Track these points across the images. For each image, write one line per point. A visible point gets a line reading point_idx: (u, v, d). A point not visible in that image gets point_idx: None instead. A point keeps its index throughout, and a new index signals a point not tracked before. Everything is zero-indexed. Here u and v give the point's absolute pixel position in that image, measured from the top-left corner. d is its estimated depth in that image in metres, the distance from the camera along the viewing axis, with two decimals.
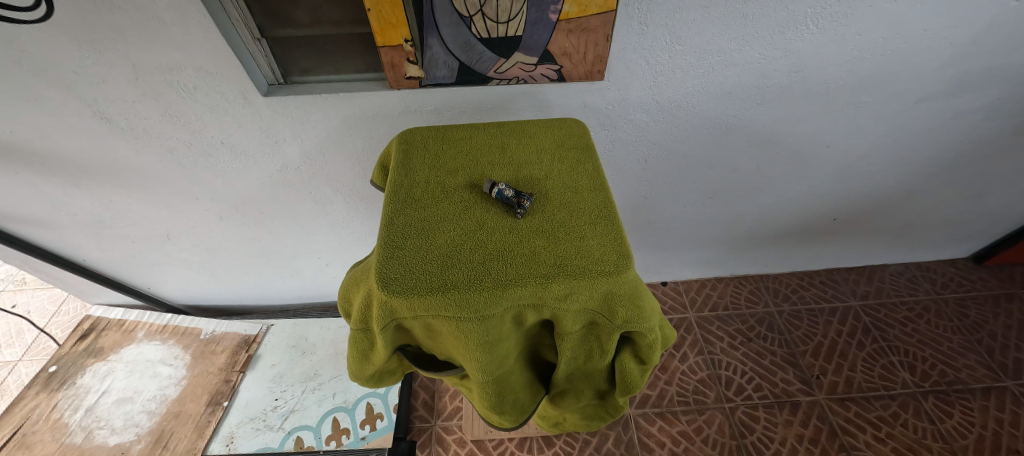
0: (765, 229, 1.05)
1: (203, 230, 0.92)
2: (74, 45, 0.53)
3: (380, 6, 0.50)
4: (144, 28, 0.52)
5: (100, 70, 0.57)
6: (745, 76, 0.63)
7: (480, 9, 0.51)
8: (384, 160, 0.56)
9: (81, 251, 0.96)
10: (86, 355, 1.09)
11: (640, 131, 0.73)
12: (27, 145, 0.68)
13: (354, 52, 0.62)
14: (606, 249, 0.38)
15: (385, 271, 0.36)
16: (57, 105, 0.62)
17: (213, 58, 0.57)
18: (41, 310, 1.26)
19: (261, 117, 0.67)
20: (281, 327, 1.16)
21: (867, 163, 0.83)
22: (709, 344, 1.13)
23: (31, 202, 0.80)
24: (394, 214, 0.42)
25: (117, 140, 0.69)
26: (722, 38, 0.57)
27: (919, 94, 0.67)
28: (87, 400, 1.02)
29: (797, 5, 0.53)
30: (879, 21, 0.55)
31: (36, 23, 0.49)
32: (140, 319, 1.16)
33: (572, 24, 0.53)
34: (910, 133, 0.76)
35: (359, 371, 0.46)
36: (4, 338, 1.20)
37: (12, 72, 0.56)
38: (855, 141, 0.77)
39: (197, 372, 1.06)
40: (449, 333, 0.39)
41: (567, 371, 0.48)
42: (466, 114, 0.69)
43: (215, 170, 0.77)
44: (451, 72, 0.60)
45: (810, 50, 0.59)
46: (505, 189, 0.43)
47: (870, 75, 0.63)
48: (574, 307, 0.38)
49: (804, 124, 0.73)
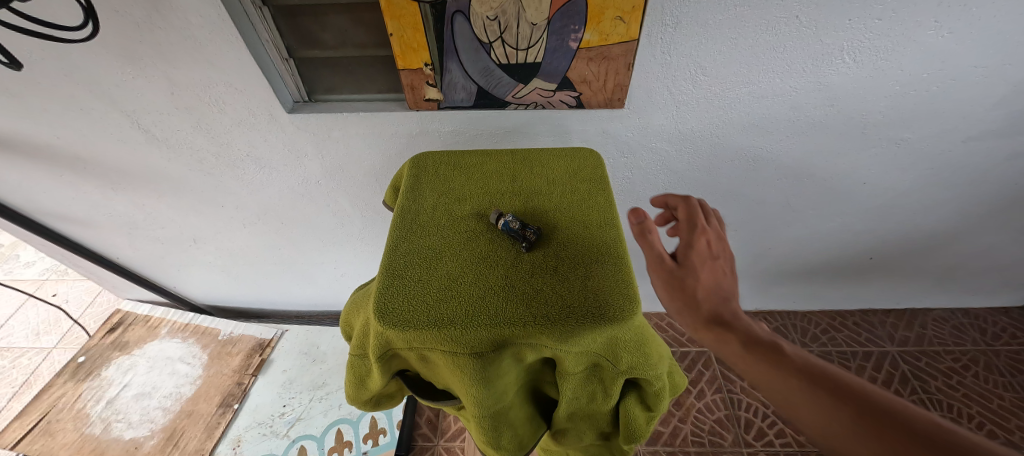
0: (794, 264, 0.99)
1: (227, 235, 0.96)
2: (118, 60, 0.57)
3: (402, 30, 0.52)
4: (181, 45, 0.55)
5: (139, 83, 0.61)
6: (775, 109, 0.60)
7: (500, 36, 0.51)
8: (396, 183, 0.56)
9: (115, 249, 1.01)
10: (112, 348, 1.14)
11: (661, 160, 0.70)
12: (73, 149, 0.73)
13: (377, 74, 0.64)
14: (613, 291, 0.36)
15: (384, 301, 0.35)
16: (100, 114, 0.66)
17: (243, 76, 0.60)
18: (78, 300, 1.34)
19: (286, 132, 0.69)
20: (295, 332, 1.18)
21: (910, 201, 0.77)
22: (729, 382, 1.07)
23: (72, 200, 0.85)
24: (399, 240, 0.42)
25: (152, 149, 0.73)
26: (750, 69, 0.55)
27: (969, 133, 0.62)
28: (109, 392, 1.06)
29: (831, 38, 0.50)
30: (923, 55, 0.51)
31: (77, 41, 0.53)
32: (165, 316, 1.20)
33: (592, 52, 0.53)
34: (958, 173, 0.70)
35: (356, 396, 0.45)
36: (43, 326, 1.28)
37: (64, 83, 0.61)
38: (896, 178, 0.72)
39: (212, 373, 1.09)
40: (446, 367, 0.37)
41: (568, 411, 0.45)
42: (482, 137, 0.69)
43: (240, 180, 0.80)
44: (470, 95, 0.61)
45: (845, 84, 0.56)
46: (512, 220, 0.42)
47: (913, 111, 0.59)
48: (576, 350, 0.36)
49: (839, 159, 0.68)
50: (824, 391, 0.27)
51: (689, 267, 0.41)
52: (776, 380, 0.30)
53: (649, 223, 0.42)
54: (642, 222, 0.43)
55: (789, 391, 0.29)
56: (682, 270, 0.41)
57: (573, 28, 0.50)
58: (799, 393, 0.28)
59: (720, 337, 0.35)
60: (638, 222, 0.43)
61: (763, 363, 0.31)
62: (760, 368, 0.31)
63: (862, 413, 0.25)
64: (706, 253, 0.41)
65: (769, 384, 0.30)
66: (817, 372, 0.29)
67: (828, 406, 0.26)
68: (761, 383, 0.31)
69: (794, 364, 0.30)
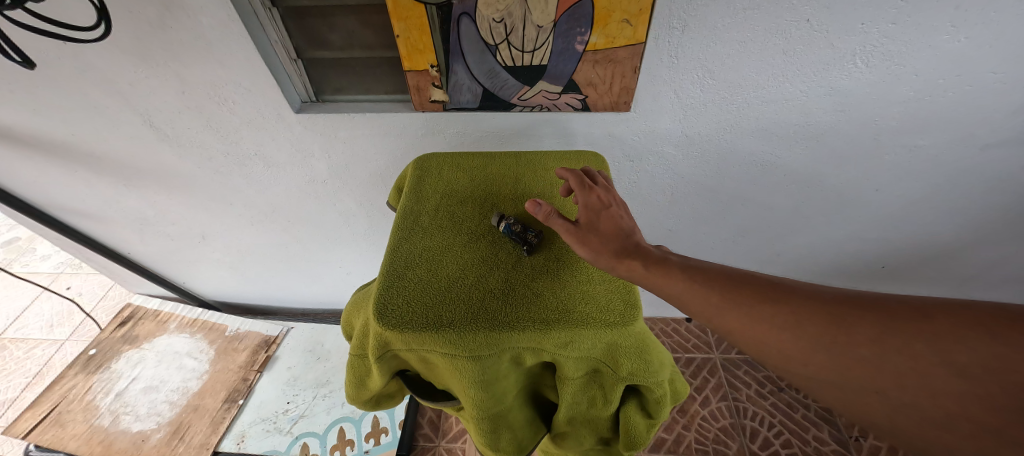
0: (804, 271, 0.97)
1: (235, 232, 0.97)
2: (132, 59, 0.59)
3: (409, 32, 0.52)
4: (193, 45, 0.57)
5: (151, 82, 0.62)
6: (783, 113, 0.59)
7: (506, 38, 0.51)
8: (399, 183, 0.56)
9: (127, 244, 1.03)
10: (122, 341, 1.16)
11: (668, 164, 0.70)
12: (87, 146, 0.74)
13: (383, 75, 0.64)
14: (614, 296, 0.36)
15: (384, 301, 0.35)
16: (114, 112, 0.67)
17: (252, 76, 0.61)
18: (91, 293, 1.37)
19: (294, 132, 0.70)
20: (300, 330, 1.19)
21: (925, 209, 0.75)
22: (734, 390, 1.05)
23: (87, 196, 0.87)
24: (401, 241, 0.42)
25: (163, 147, 0.74)
26: (759, 73, 0.54)
27: (987, 141, 0.61)
28: (118, 385, 1.08)
29: (843, 42, 0.49)
30: (939, 60, 0.50)
31: (89, 42, 0.54)
32: (174, 311, 1.22)
33: (598, 55, 0.52)
34: (976, 182, 0.68)
35: (356, 396, 0.45)
36: (57, 318, 1.31)
37: (79, 82, 0.62)
38: (910, 186, 0.70)
39: (218, 368, 1.11)
40: (445, 368, 0.37)
41: (567, 417, 0.44)
42: (487, 138, 0.69)
43: (248, 178, 0.81)
44: (475, 97, 0.60)
45: (857, 88, 0.55)
46: (513, 223, 0.42)
47: (928, 117, 0.58)
48: (576, 355, 0.36)
49: (850, 166, 0.67)
50: (765, 300, 0.30)
51: (589, 224, 0.38)
52: (727, 309, 0.31)
53: (551, 206, 0.39)
54: (542, 205, 0.39)
55: (742, 317, 0.30)
56: (593, 229, 0.38)
57: (579, 31, 0.50)
58: (750, 314, 0.30)
59: (663, 285, 0.33)
60: (539, 208, 0.39)
61: (711, 294, 0.31)
62: (709, 302, 0.31)
63: (804, 309, 0.28)
64: (604, 210, 0.39)
65: (722, 316, 0.31)
66: (746, 284, 0.31)
67: (778, 315, 0.29)
68: (711, 316, 0.32)
69: (732, 287, 0.31)
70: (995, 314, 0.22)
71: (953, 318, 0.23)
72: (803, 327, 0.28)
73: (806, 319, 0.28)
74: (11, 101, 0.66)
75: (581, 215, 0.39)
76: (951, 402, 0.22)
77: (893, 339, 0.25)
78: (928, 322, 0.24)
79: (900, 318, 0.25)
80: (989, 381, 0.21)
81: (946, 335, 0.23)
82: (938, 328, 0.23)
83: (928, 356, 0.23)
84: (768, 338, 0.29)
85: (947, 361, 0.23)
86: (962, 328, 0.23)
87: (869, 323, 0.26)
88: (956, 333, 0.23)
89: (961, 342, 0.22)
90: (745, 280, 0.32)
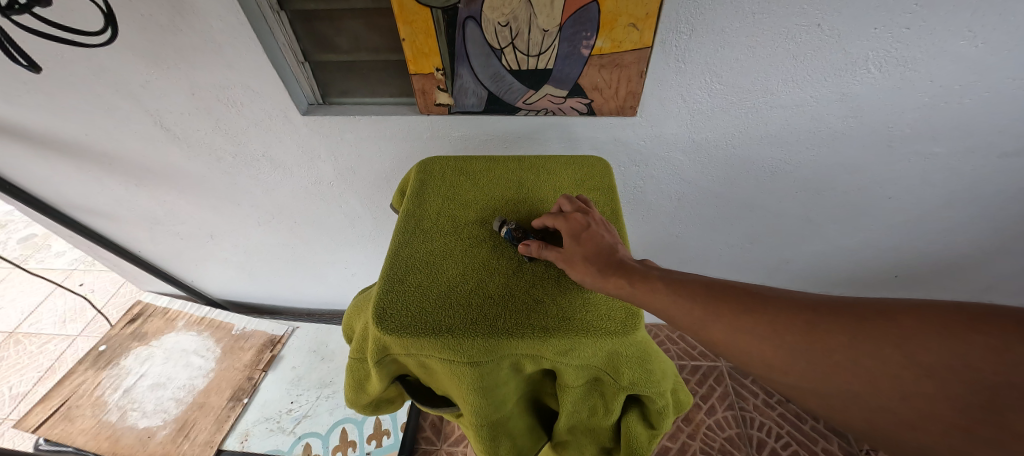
0: (814, 280, 0.95)
1: (242, 232, 0.98)
2: (143, 61, 0.60)
3: (414, 35, 0.52)
4: (202, 48, 0.57)
5: (162, 84, 0.63)
6: (793, 119, 0.58)
7: (511, 42, 0.51)
8: (402, 186, 0.56)
9: (137, 243, 1.05)
10: (131, 338, 1.18)
11: (674, 169, 0.69)
12: (100, 146, 0.76)
13: (389, 78, 0.64)
14: (615, 303, 0.36)
15: (383, 305, 0.35)
16: (126, 113, 0.69)
17: (260, 78, 0.62)
18: (103, 290, 1.40)
19: (300, 134, 0.71)
20: (305, 330, 1.20)
21: (940, 218, 0.73)
22: (741, 400, 1.03)
23: (99, 195, 0.89)
24: (402, 244, 0.42)
25: (173, 148, 0.75)
26: (767, 78, 0.53)
27: (1006, 149, 0.59)
28: (127, 381, 1.10)
29: (854, 47, 0.48)
30: (955, 65, 0.49)
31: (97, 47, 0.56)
32: (182, 308, 1.24)
33: (605, 59, 0.52)
34: (994, 191, 0.66)
35: (355, 399, 0.44)
36: (70, 313, 1.34)
37: (92, 83, 0.63)
38: (924, 194, 0.68)
39: (224, 366, 1.12)
40: (443, 374, 0.37)
41: (568, 425, 0.44)
42: (492, 142, 0.69)
43: (255, 179, 0.82)
44: (480, 100, 0.60)
45: (870, 94, 0.54)
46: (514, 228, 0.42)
47: (945, 124, 0.56)
48: (576, 363, 0.35)
49: (862, 173, 0.66)
50: (738, 306, 0.28)
51: (576, 247, 0.37)
52: (702, 320, 0.29)
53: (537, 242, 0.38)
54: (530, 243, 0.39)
55: (718, 328, 0.28)
56: (582, 248, 0.37)
57: (585, 35, 0.50)
58: (726, 325, 0.28)
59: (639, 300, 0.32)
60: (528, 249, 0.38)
61: (686, 307, 0.30)
62: (685, 314, 0.30)
63: (778, 316, 0.27)
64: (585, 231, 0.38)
65: (700, 327, 0.29)
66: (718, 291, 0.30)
67: (753, 325, 0.27)
68: (690, 326, 0.30)
69: (706, 296, 0.30)
70: (956, 311, 0.21)
71: (919, 319, 0.22)
72: (780, 336, 0.26)
73: (781, 327, 0.26)
74: (27, 102, 0.67)
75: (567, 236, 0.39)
76: (924, 405, 0.21)
77: (865, 345, 0.23)
78: (895, 324, 0.23)
79: (870, 321, 0.24)
80: (955, 382, 0.20)
81: (913, 337, 0.22)
82: (905, 330, 0.22)
83: (899, 359, 0.22)
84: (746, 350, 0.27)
85: (916, 365, 0.21)
86: (926, 329, 0.22)
87: (841, 328, 0.24)
88: (922, 335, 0.22)
89: (928, 345, 0.21)
90: (717, 288, 0.30)
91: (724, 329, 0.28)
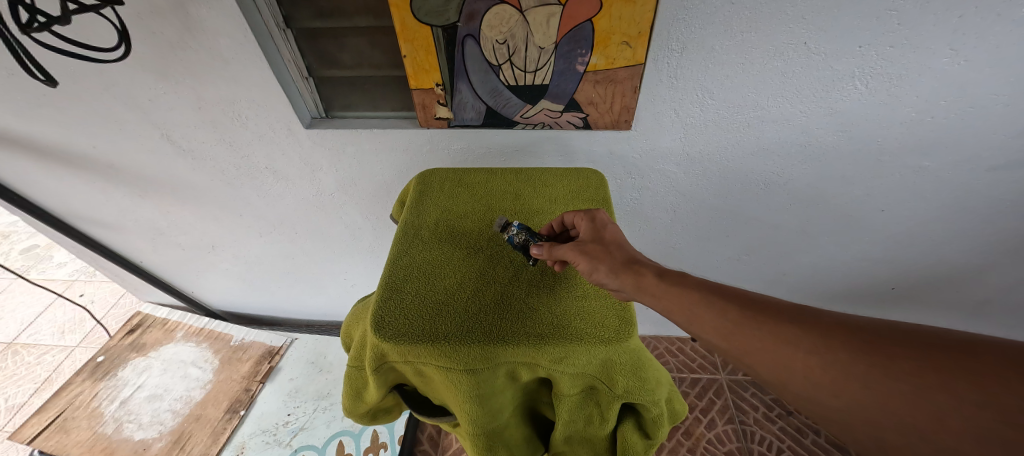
0: (813, 291, 0.95)
1: (243, 243, 0.99)
2: (153, 76, 0.62)
3: (415, 52, 0.54)
4: (210, 64, 0.60)
5: (170, 98, 0.65)
6: (784, 133, 0.60)
7: (509, 58, 0.53)
8: (402, 197, 0.57)
9: (139, 253, 1.05)
10: (130, 349, 1.18)
11: (670, 181, 0.70)
12: (106, 158, 0.77)
13: (391, 93, 0.66)
14: (609, 312, 0.36)
15: (381, 313, 0.36)
16: (134, 126, 0.71)
17: (265, 93, 0.64)
18: (102, 301, 1.40)
19: (303, 147, 0.72)
20: (303, 341, 1.19)
21: (934, 230, 0.74)
22: (741, 413, 1.03)
23: (103, 206, 0.90)
24: (400, 254, 0.43)
25: (178, 160, 0.77)
26: (758, 93, 0.55)
27: (995, 162, 0.60)
28: (123, 393, 1.09)
29: (840, 63, 0.50)
30: (936, 81, 0.51)
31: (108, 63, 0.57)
32: (181, 319, 1.24)
33: (599, 76, 0.54)
34: (985, 203, 0.67)
35: (352, 409, 0.45)
36: (69, 324, 1.34)
37: (103, 97, 0.66)
38: (917, 207, 0.69)
39: (222, 378, 1.11)
40: (440, 382, 0.37)
41: (564, 435, 0.43)
42: (490, 155, 0.70)
43: (258, 191, 0.83)
44: (479, 114, 0.62)
45: (857, 109, 0.55)
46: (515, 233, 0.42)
47: (932, 138, 0.58)
48: (571, 371, 0.35)
49: (854, 185, 0.67)
50: (794, 321, 0.28)
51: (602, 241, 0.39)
52: (743, 331, 0.29)
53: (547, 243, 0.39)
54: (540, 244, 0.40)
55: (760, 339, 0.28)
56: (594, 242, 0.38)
57: (580, 52, 0.52)
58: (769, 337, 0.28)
59: (676, 307, 0.33)
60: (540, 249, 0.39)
61: (728, 316, 0.30)
62: (724, 322, 0.30)
63: (837, 336, 0.26)
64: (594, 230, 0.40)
65: (739, 337, 0.29)
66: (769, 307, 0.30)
67: (799, 340, 0.27)
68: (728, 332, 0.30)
69: (754, 309, 0.30)
70: None
71: (1006, 358, 0.20)
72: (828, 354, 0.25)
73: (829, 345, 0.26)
74: (38, 115, 0.69)
75: (585, 235, 0.40)
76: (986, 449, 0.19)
77: (931, 375, 0.21)
78: (973, 358, 0.21)
79: (948, 356, 0.22)
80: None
81: (992, 376, 0.20)
82: (986, 368, 0.20)
83: (970, 395, 0.20)
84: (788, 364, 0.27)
85: (992, 404, 0.19)
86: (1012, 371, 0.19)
87: (908, 355, 0.23)
88: (1001, 374, 0.19)
89: (1008, 386, 0.19)
90: (769, 303, 0.30)
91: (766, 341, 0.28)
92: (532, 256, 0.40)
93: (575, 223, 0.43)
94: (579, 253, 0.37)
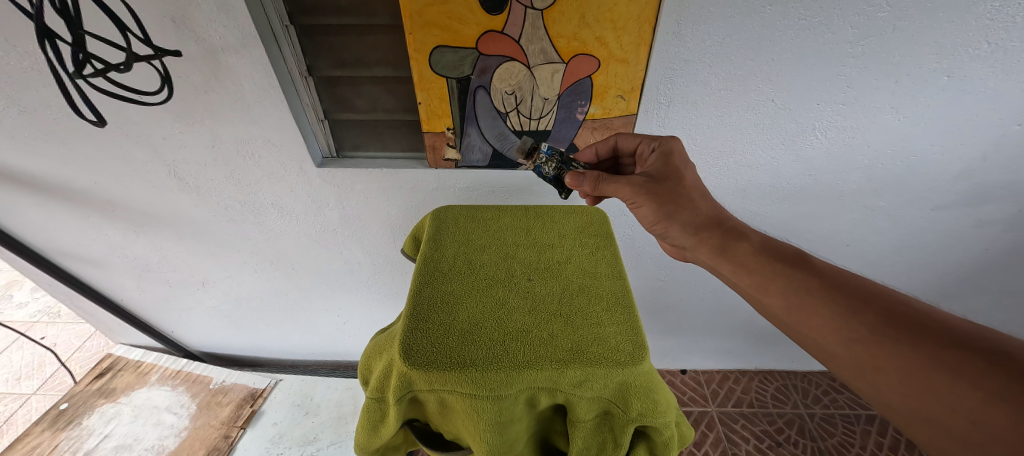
0: None
1: (236, 279, 0.97)
2: (171, 116, 0.65)
3: (429, 100, 0.59)
4: (231, 106, 0.63)
5: (185, 137, 0.68)
6: (758, 176, 0.67)
7: (516, 107, 0.59)
8: (417, 233, 0.60)
9: (120, 291, 1.01)
10: (97, 395, 1.09)
11: None
12: (106, 193, 0.77)
13: (401, 135, 0.71)
14: (621, 338, 0.39)
15: (409, 342, 0.38)
16: (143, 163, 0.72)
17: (282, 134, 0.67)
18: (67, 343, 1.31)
19: (312, 184, 0.75)
20: (288, 383, 1.14)
21: (894, 263, 0.81)
22: (734, 446, 1.04)
23: (92, 242, 0.88)
24: (421, 285, 0.45)
25: (182, 196, 0.78)
26: (735, 141, 0.62)
27: (936, 202, 0.69)
28: (88, 444, 1.00)
29: (802, 117, 0.58)
30: (884, 133, 0.60)
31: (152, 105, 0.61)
32: (157, 361, 1.17)
33: (596, 123, 0.61)
34: (932, 238, 0.76)
35: (365, 445, 0.44)
36: (28, 369, 1.24)
37: (116, 134, 0.67)
38: (877, 241, 0.77)
39: (199, 424, 1.04)
40: (462, 411, 0.38)
41: None
42: (493, 193, 0.74)
43: (259, 227, 0.84)
44: (485, 156, 0.67)
45: (819, 156, 0.63)
46: (542, 164, 0.53)
47: (883, 180, 0.66)
48: (588, 395, 0.37)
49: (822, 222, 0.74)
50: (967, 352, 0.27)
51: (686, 194, 0.46)
52: (848, 331, 0.32)
53: (593, 171, 0.48)
54: (582, 171, 0.49)
55: (862, 341, 0.31)
56: (664, 184, 0.46)
57: (580, 103, 0.58)
58: (875, 341, 0.30)
59: (770, 291, 0.37)
60: (581, 175, 0.48)
61: (830, 313, 0.33)
62: (825, 318, 0.33)
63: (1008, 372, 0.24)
64: (664, 171, 0.48)
65: (853, 342, 0.31)
66: (885, 310, 0.31)
67: (910, 348, 0.28)
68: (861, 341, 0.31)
69: (861, 309, 0.32)
70: None
71: None
72: (932, 363, 0.27)
73: (941, 360, 0.27)
74: (45, 151, 0.70)
75: (658, 174, 0.48)
76: None
77: None
78: None
79: None
80: None
81: None
82: None
83: None
84: (887, 371, 0.29)
85: None
86: None
87: None
88: None
89: None
90: (885, 307, 0.32)
91: (864, 342, 0.31)
92: (574, 188, 0.50)
93: (649, 159, 0.52)
94: (652, 195, 0.46)
